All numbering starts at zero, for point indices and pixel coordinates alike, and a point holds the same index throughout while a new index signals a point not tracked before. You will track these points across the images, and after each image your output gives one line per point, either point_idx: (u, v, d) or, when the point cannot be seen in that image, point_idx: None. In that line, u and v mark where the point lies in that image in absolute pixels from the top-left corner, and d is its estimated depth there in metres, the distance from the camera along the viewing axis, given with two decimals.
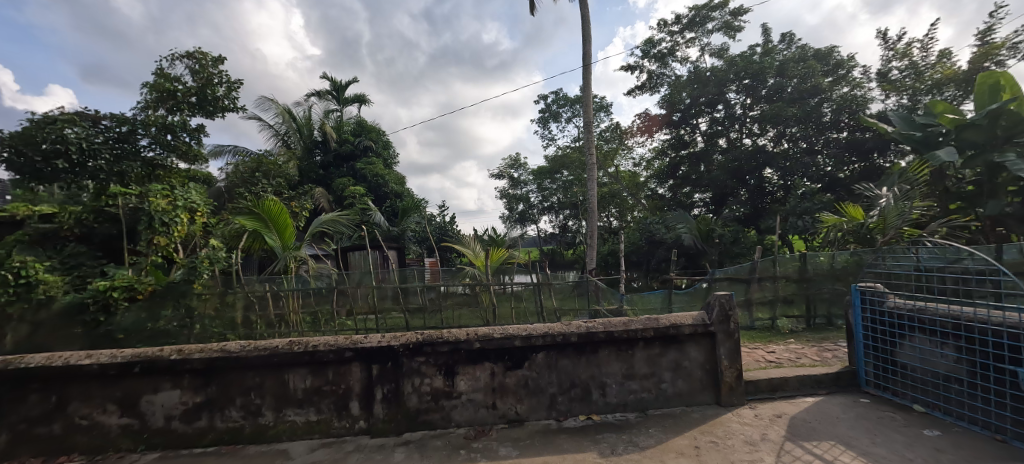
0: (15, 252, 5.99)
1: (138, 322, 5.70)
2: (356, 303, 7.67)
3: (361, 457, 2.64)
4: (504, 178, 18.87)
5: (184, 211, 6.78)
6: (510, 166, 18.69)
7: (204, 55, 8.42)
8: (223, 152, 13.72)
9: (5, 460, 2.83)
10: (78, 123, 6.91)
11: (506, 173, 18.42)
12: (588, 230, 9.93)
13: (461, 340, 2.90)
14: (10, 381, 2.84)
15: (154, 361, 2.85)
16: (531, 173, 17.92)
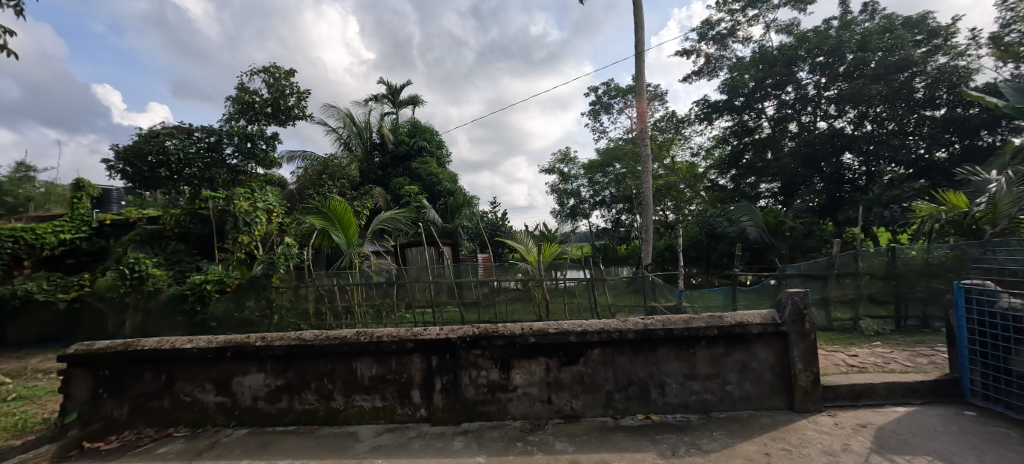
0: (130, 249, 7.64)
1: (228, 312, 6.79)
2: (415, 296, 7.79)
3: (423, 444, 2.72)
4: (554, 173, 18.70)
5: (263, 212, 7.42)
6: (560, 161, 18.50)
7: (277, 68, 9.05)
8: (294, 158, 14.74)
9: (126, 429, 3.22)
10: (176, 136, 8.05)
11: (556, 168, 18.26)
12: (643, 225, 9.62)
13: (516, 333, 2.90)
14: (129, 360, 3.22)
15: (241, 346, 3.10)
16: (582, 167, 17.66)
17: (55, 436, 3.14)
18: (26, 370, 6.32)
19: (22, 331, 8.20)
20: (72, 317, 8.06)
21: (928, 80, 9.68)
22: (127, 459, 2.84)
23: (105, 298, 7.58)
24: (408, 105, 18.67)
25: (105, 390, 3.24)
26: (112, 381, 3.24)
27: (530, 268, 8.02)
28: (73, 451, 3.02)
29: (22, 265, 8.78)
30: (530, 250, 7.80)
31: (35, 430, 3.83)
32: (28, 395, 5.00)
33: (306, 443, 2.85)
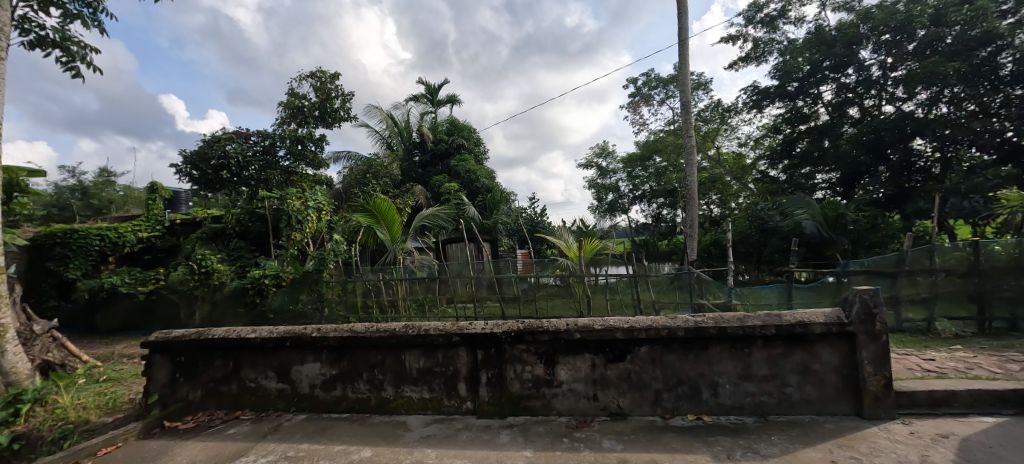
0: (198, 246, 8.22)
1: (284, 304, 7.22)
2: (456, 291, 7.86)
3: (470, 436, 2.76)
4: (592, 167, 18.40)
5: (314, 210, 7.79)
6: (597, 155, 18.16)
7: (323, 73, 9.44)
8: (339, 158, 15.33)
9: (200, 411, 3.48)
10: (234, 140, 8.57)
11: (594, 162, 17.95)
12: (687, 220, 9.29)
13: (561, 329, 2.88)
14: (201, 348, 3.47)
15: (299, 337, 3.26)
16: (621, 161, 17.28)
17: (140, 415, 3.45)
18: (114, 355, 6.98)
19: (109, 320, 9.09)
20: (149, 307, 8.83)
21: (1017, 55, 8.68)
22: (202, 438, 3.07)
23: (177, 291, 8.24)
24: (446, 104, 18.98)
25: (181, 375, 3.51)
26: (187, 366, 3.51)
27: (571, 264, 7.93)
28: (156, 429, 3.31)
29: (108, 260, 9.70)
30: (571, 246, 7.75)
31: (124, 409, 4.23)
32: (115, 377, 5.52)
33: (360, 430, 2.96)
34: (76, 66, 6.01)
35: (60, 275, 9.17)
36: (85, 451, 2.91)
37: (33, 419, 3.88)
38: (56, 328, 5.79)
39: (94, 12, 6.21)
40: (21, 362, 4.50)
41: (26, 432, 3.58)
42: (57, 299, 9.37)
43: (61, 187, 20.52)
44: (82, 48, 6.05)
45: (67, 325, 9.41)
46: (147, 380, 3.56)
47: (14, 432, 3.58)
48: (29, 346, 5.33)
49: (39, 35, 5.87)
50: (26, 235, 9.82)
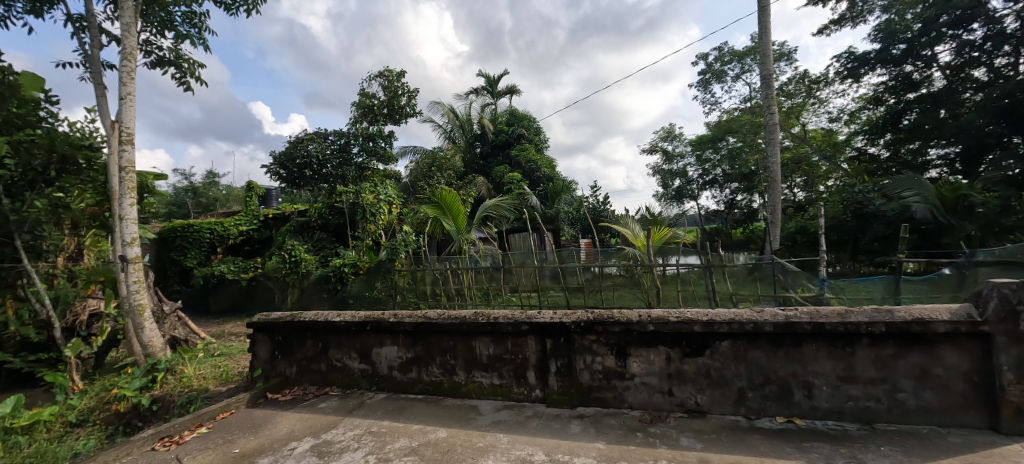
0: (289, 237, 9.06)
1: (362, 290, 7.79)
2: (520, 281, 7.81)
3: (540, 424, 2.74)
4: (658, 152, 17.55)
5: (385, 203, 8.35)
6: (663, 139, 17.25)
7: (390, 71, 9.81)
8: (406, 153, 15.95)
9: (295, 386, 3.79)
10: (315, 140, 9.50)
11: (659, 146, 17.10)
12: (767, 206, 8.58)
13: (633, 321, 2.76)
14: (295, 329, 3.78)
15: (378, 321, 3.44)
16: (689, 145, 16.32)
17: (248, 386, 3.87)
18: (224, 333, 7.91)
19: (220, 302, 10.34)
20: (251, 291, 9.92)
21: None
22: (298, 410, 3.35)
23: (273, 277, 9.12)
24: (506, 95, 19.05)
25: (279, 352, 3.85)
26: (283, 345, 3.84)
27: (637, 253, 7.58)
28: (260, 399, 3.67)
29: (216, 250, 10.96)
30: (638, 235, 7.47)
31: (235, 380, 4.75)
32: (227, 353, 6.21)
33: (435, 412, 3.06)
34: (188, 81, 6.76)
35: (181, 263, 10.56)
36: (206, 415, 3.32)
37: (166, 385, 4.44)
38: (181, 309, 6.60)
39: (199, 30, 6.93)
40: (155, 337, 5.15)
41: (162, 396, 4.04)
42: (179, 284, 10.81)
43: (178, 188, 23.64)
44: (192, 64, 6.76)
45: (189, 305, 10.75)
46: (252, 356, 3.96)
47: (153, 395, 4.09)
48: (161, 324, 6.11)
49: (159, 55, 6.65)
50: (154, 230, 11.40)
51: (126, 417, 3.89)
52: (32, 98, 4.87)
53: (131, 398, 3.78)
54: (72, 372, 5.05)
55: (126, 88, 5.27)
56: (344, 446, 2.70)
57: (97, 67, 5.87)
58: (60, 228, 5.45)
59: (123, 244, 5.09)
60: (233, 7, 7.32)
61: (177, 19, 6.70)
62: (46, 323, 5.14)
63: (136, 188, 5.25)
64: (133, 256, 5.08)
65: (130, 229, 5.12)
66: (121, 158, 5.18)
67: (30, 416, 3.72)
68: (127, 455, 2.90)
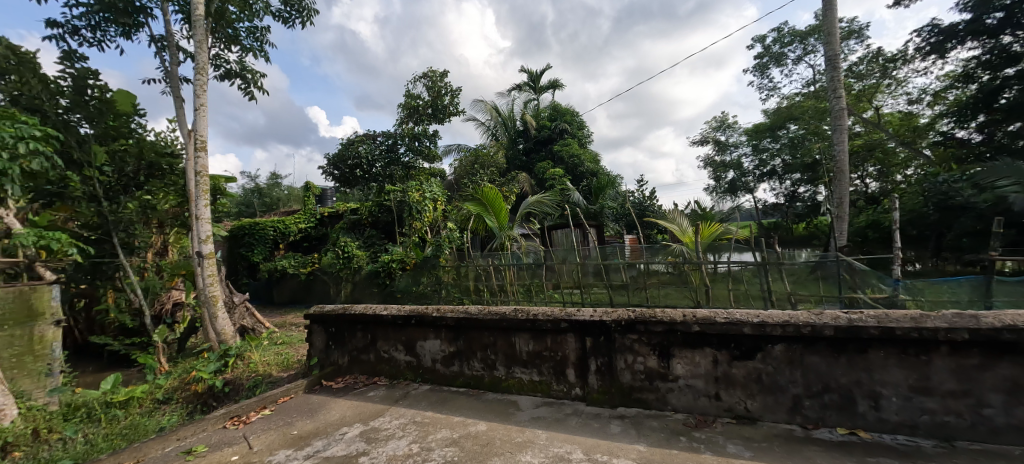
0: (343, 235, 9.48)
1: (409, 285, 7.98)
2: (562, 278, 7.47)
3: (579, 422, 2.66)
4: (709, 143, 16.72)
5: (430, 201, 8.54)
6: (715, 129, 16.36)
7: (434, 72, 9.94)
8: (450, 151, 16.17)
9: (348, 374, 4.00)
10: (365, 142, 9.98)
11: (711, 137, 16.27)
12: (833, 198, 7.97)
13: (677, 320, 2.61)
14: (346, 321, 4.02)
15: (422, 316, 3.53)
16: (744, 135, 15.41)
17: (306, 373, 4.15)
18: (285, 323, 8.39)
19: (282, 294, 11.11)
20: (309, 285, 10.54)
21: None
22: (348, 398, 3.50)
23: (329, 272, 9.59)
24: (548, 90, 18.89)
25: (333, 342, 4.10)
26: (337, 335, 4.09)
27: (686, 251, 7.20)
28: (316, 386, 3.91)
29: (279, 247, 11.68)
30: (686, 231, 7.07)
31: (295, 367, 5.00)
32: (288, 341, 6.54)
33: (475, 405, 3.05)
34: (252, 91, 7.16)
35: (248, 257, 11.32)
36: (269, 398, 3.53)
37: (237, 368, 4.72)
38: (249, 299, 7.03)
39: (261, 43, 7.32)
40: (227, 326, 5.50)
41: (234, 379, 4.40)
42: (247, 277, 11.64)
43: (246, 189, 25.38)
44: (255, 75, 7.14)
45: (257, 297, 11.73)
46: (308, 345, 4.27)
47: (226, 378, 4.47)
48: (232, 313, 6.54)
49: (227, 68, 7.07)
50: (226, 228, 12.38)
51: (203, 398, 4.24)
52: (124, 112, 5.37)
53: (207, 379, 4.16)
54: (159, 356, 5.37)
55: (199, 100, 5.64)
56: (389, 434, 2.75)
57: (176, 81, 6.32)
58: (150, 228, 5.87)
59: (199, 241, 5.51)
60: (290, 19, 7.67)
61: (242, 34, 7.12)
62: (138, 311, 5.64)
63: (209, 191, 5.65)
64: (208, 252, 5.47)
65: (204, 228, 5.51)
66: (197, 164, 5.57)
67: (126, 393, 4.05)
68: (203, 431, 3.12)
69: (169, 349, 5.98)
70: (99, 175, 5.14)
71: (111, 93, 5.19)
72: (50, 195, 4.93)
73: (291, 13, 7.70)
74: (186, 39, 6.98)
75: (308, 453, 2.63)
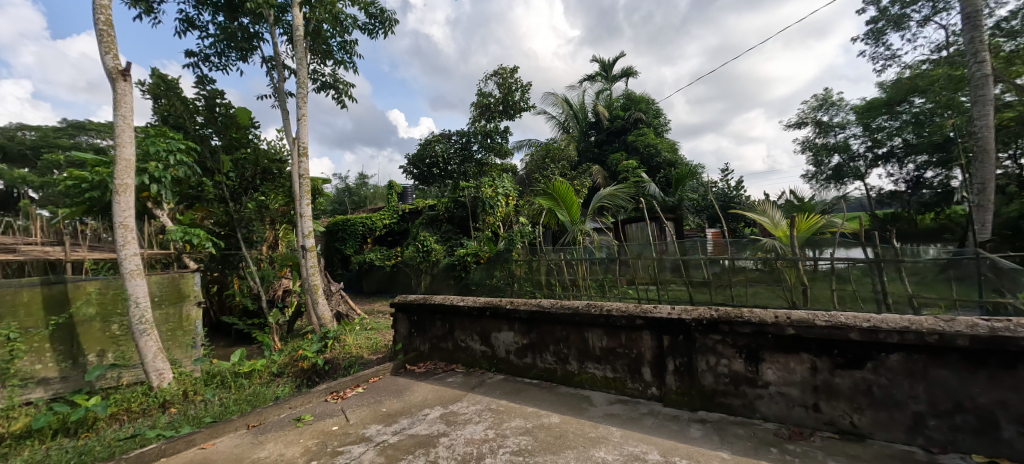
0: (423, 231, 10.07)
1: (484, 278, 8.29)
2: (637, 273, 7.06)
3: (657, 423, 2.63)
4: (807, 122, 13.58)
5: (502, 196, 8.75)
6: (816, 107, 13.14)
7: (504, 69, 10.12)
8: (522, 146, 16.37)
9: (428, 361, 4.29)
10: (441, 141, 10.53)
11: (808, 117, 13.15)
12: (970, 184, 6.86)
13: (767, 322, 2.49)
14: (427, 310, 4.32)
15: (497, 308, 3.71)
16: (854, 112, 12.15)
17: (392, 357, 4.53)
18: (373, 310, 9.13)
19: (371, 284, 12.10)
20: (393, 276, 11.35)
21: None
22: (429, 382, 3.77)
23: (410, 264, 10.27)
24: (622, 79, 18.36)
25: (415, 330, 4.43)
26: (419, 324, 4.40)
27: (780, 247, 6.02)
28: (401, 369, 4.24)
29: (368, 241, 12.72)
30: (779, 224, 5.97)
31: (384, 350, 5.46)
32: (376, 327, 7.11)
33: (549, 397, 3.14)
34: (344, 100, 7.85)
35: (341, 250, 12.48)
36: (362, 377, 3.93)
37: (335, 348, 5.28)
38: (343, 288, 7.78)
39: (349, 54, 7.95)
40: (326, 311, 6.13)
41: (333, 358, 4.93)
42: (341, 268, 12.85)
43: (339, 188, 27.90)
44: (346, 85, 7.81)
45: (350, 286, 12.93)
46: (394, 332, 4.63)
47: (327, 356, 5.02)
48: (329, 299, 7.32)
49: (323, 80, 7.81)
50: (324, 224, 13.76)
51: (309, 373, 4.83)
52: (244, 125, 6.17)
53: (312, 357, 4.74)
54: (273, 334, 6.20)
55: (301, 110, 6.30)
56: (467, 418, 2.93)
57: (282, 95, 7.12)
58: (266, 225, 6.76)
59: (302, 236, 6.19)
60: (373, 30, 8.26)
61: (334, 49, 7.81)
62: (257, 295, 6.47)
63: (310, 191, 6.33)
64: (310, 246, 6.13)
65: (306, 224, 6.18)
66: (301, 168, 6.26)
67: (250, 366, 4.74)
68: (309, 402, 3.54)
69: (280, 329, 6.86)
70: (226, 180, 6.04)
71: (233, 110, 6.05)
72: (191, 198, 5.91)
73: (375, 24, 8.27)
74: (290, 58, 7.83)
75: (396, 429, 2.90)
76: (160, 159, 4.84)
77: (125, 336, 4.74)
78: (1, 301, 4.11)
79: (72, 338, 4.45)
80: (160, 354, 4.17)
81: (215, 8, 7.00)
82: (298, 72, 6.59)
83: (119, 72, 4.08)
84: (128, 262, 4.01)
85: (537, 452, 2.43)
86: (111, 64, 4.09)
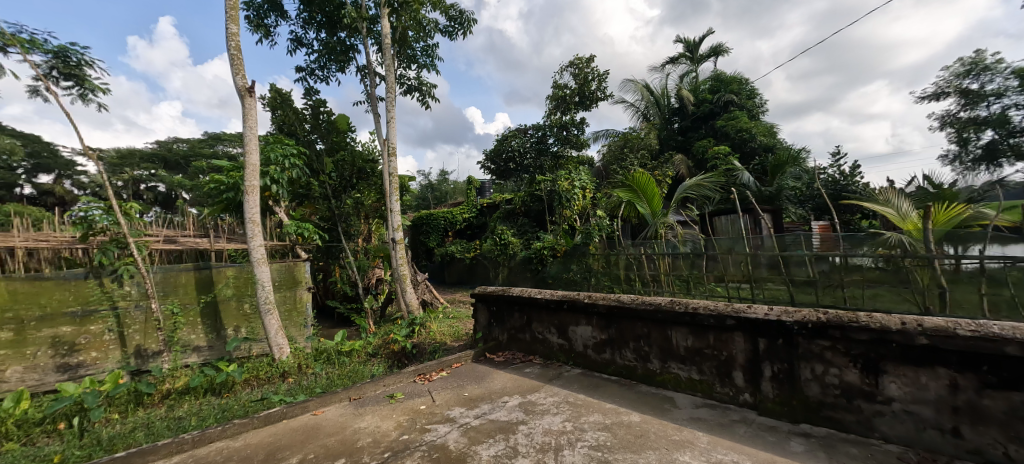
0: (502, 224, 10.30)
1: (561, 272, 8.29)
2: (726, 270, 6.58)
3: (751, 432, 2.46)
4: (949, 93, 11.25)
5: (579, 189, 8.64)
6: (964, 73, 10.93)
7: (580, 59, 9.93)
8: (599, 137, 16.00)
9: (506, 351, 4.41)
10: (517, 136, 10.70)
11: (952, 86, 11.13)
12: None
13: (891, 329, 2.21)
14: (506, 301, 4.44)
15: (575, 301, 3.72)
16: (1016, 75, 9.86)
17: (473, 345, 4.72)
18: (455, 300, 9.57)
19: (452, 275, 12.66)
20: (473, 268, 11.76)
21: None
22: (508, 371, 3.86)
23: (488, 257, 10.59)
24: (710, 59, 17.14)
25: (494, 320, 4.58)
26: (499, 315, 4.53)
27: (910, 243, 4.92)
28: (481, 357, 4.40)
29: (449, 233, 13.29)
30: (909, 216, 5.00)
31: (465, 338, 5.70)
32: (457, 316, 7.43)
33: (629, 395, 3.08)
34: (427, 100, 8.23)
35: (425, 243, 13.22)
36: (446, 362, 4.15)
37: (421, 334, 5.61)
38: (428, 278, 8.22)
39: (430, 55, 8.30)
40: (413, 298, 6.54)
41: (420, 343, 5.26)
42: (426, 259, 13.62)
43: (423, 184, 29.55)
44: (429, 86, 8.18)
45: (433, 276, 13.65)
46: (474, 322, 4.82)
47: (414, 340, 5.37)
48: (416, 288, 7.79)
49: (409, 83, 8.25)
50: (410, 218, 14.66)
51: (398, 355, 5.20)
52: (343, 130, 6.75)
53: (401, 341, 5.11)
54: (368, 319, 6.77)
55: (390, 113, 6.73)
56: (545, 409, 2.97)
57: (374, 99, 7.66)
58: (361, 219, 7.35)
59: (391, 229, 6.62)
60: (453, 31, 8.54)
61: (418, 53, 8.20)
62: (354, 282, 7.09)
63: (399, 187, 6.73)
64: (399, 239, 6.54)
65: (395, 218, 6.60)
66: (389, 166, 6.69)
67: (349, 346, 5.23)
68: (400, 382, 3.81)
69: (375, 314, 7.45)
70: (328, 179, 6.66)
71: (335, 116, 6.66)
72: (301, 197, 6.63)
73: (455, 26, 8.55)
74: (380, 64, 8.39)
75: (477, 413, 3.02)
76: (278, 163, 5.48)
77: (254, 314, 5.46)
78: (167, 281, 4.93)
79: (216, 315, 5.22)
80: (280, 332, 4.75)
81: (318, 25, 7.68)
82: (386, 77, 7.03)
83: (246, 89, 4.66)
84: (255, 251, 4.62)
85: (617, 449, 2.40)
86: (240, 83, 4.70)
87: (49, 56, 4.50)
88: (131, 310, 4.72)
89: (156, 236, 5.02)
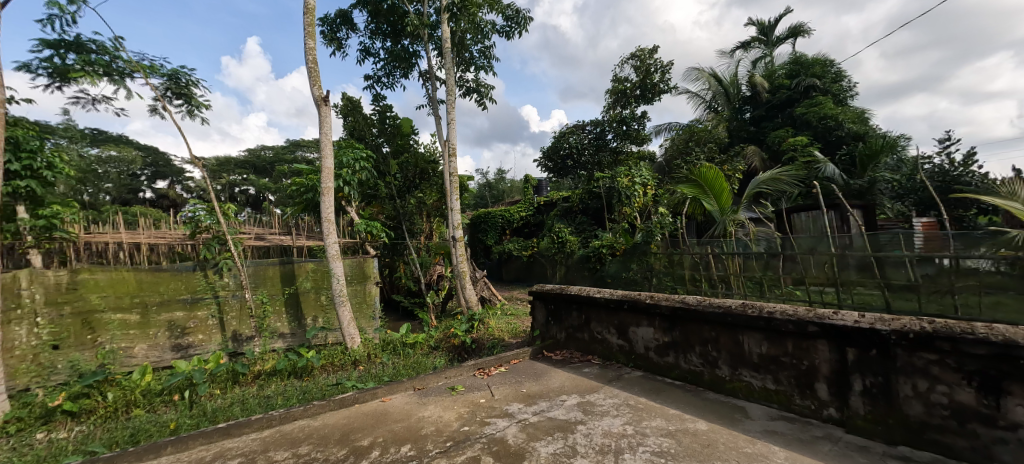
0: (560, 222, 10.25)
1: (621, 271, 8.12)
2: (804, 272, 6.10)
3: (837, 451, 2.28)
4: None
5: (640, 186, 8.41)
6: None
7: (642, 51, 9.63)
8: (661, 131, 15.43)
9: (564, 350, 4.41)
10: (575, 133, 10.59)
11: None
12: None
13: (1014, 345, 1.95)
14: (564, 300, 4.44)
15: (636, 301, 3.63)
16: None
17: (531, 343, 4.76)
18: (513, 297, 9.69)
19: (510, 272, 12.81)
20: (531, 266, 11.82)
21: None
22: (566, 370, 3.86)
23: (545, 255, 10.61)
24: (787, 41, 15.93)
25: (552, 319, 4.59)
26: (557, 313, 4.54)
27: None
28: (539, 355, 4.43)
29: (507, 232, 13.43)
30: None
31: (522, 336, 5.76)
32: (516, 313, 7.52)
33: (696, 402, 2.97)
34: (485, 101, 8.38)
35: (483, 241, 13.49)
36: (504, 358, 4.23)
37: (480, 329, 5.75)
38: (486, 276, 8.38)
39: (488, 56, 8.45)
40: (473, 295, 6.71)
41: (479, 338, 5.40)
42: (484, 257, 13.89)
43: (483, 182, 30.10)
44: (487, 88, 8.34)
45: (492, 273, 13.90)
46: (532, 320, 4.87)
47: (474, 336, 5.52)
48: (475, 285, 7.99)
49: (468, 86, 8.45)
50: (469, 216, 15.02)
51: (458, 350, 5.36)
52: (407, 133, 7.07)
53: (461, 336, 5.28)
54: (431, 313, 7.04)
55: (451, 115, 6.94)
56: (604, 410, 2.94)
57: (435, 102, 7.93)
58: (424, 218, 7.65)
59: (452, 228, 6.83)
60: (510, 31, 8.63)
61: (476, 56, 8.38)
62: (417, 278, 7.40)
63: (458, 187, 6.89)
64: (459, 237, 6.71)
65: (455, 217, 6.79)
66: (449, 167, 6.90)
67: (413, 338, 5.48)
68: (462, 375, 3.94)
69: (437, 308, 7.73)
70: (393, 180, 7.00)
71: (399, 121, 6.99)
72: (370, 197, 7.03)
73: (512, 26, 8.63)
74: (440, 68, 8.67)
75: (535, 410, 3.06)
76: (349, 166, 5.87)
77: (329, 306, 5.88)
78: (257, 274, 5.44)
79: (297, 306, 5.68)
80: (352, 323, 5.08)
81: (383, 35, 8.07)
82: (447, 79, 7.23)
83: (322, 99, 5.02)
84: (331, 247, 4.97)
85: (681, 457, 2.33)
86: (317, 93, 5.07)
87: (164, 78, 5.13)
88: (229, 299, 5.27)
89: (248, 233, 5.58)
